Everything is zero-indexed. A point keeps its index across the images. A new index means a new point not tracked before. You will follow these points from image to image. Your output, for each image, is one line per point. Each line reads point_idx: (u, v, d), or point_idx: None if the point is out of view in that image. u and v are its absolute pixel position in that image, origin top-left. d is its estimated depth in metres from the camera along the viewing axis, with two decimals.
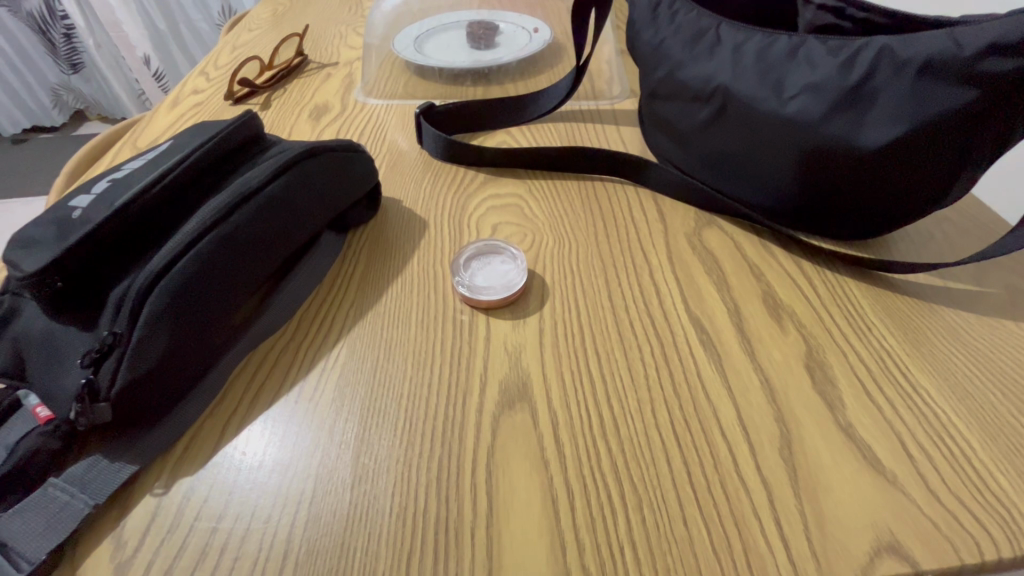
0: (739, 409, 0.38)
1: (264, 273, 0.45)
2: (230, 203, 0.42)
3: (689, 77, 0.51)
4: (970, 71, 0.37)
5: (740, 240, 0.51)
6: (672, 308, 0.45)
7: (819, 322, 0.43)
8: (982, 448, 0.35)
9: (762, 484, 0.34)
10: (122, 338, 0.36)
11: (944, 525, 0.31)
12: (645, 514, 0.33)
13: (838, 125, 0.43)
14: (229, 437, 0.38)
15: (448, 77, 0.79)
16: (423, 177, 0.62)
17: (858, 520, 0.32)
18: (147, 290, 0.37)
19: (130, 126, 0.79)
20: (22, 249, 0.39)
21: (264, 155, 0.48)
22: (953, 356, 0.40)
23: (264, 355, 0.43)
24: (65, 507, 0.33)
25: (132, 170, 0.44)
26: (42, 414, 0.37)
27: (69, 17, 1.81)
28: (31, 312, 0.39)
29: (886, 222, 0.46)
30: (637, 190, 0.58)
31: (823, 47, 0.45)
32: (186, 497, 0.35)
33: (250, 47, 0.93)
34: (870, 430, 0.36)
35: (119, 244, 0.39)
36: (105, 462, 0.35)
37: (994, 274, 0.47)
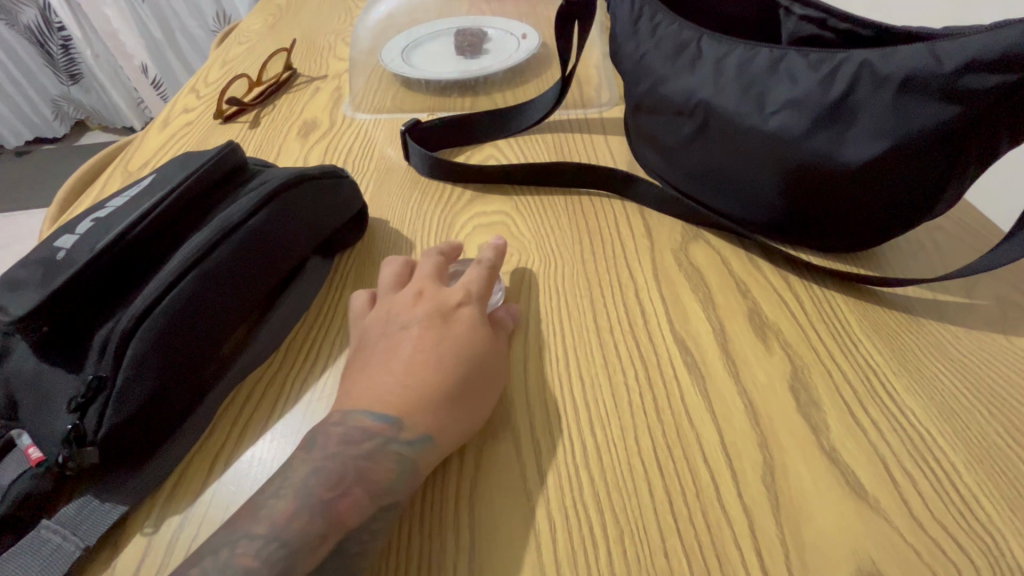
0: (722, 434, 0.38)
1: (249, 304, 0.45)
2: (213, 238, 0.42)
3: (672, 91, 0.51)
4: (951, 88, 0.37)
5: (727, 255, 0.51)
6: (657, 329, 0.45)
7: (805, 341, 0.43)
8: (966, 472, 0.35)
9: (744, 513, 0.34)
10: (108, 380, 0.36)
11: (926, 553, 0.31)
12: (626, 546, 0.33)
13: (821, 141, 0.42)
14: (218, 472, 0.39)
15: (436, 89, 0.78)
16: (411, 195, 0.61)
17: (839, 548, 0.32)
18: (131, 331, 0.37)
19: (122, 146, 0.79)
20: (8, 291, 0.39)
21: (247, 185, 0.48)
22: (940, 373, 0.40)
23: (252, 387, 0.44)
24: (56, 550, 0.34)
25: (116, 207, 0.45)
26: (35, 455, 0.37)
27: (66, 29, 1.82)
28: (23, 352, 0.40)
29: (873, 236, 0.46)
30: (624, 204, 0.58)
31: (804, 61, 0.44)
32: (175, 535, 0.36)
33: (241, 61, 0.93)
34: (853, 454, 0.36)
35: (103, 284, 0.40)
36: (95, 503, 0.36)
37: (985, 286, 0.46)
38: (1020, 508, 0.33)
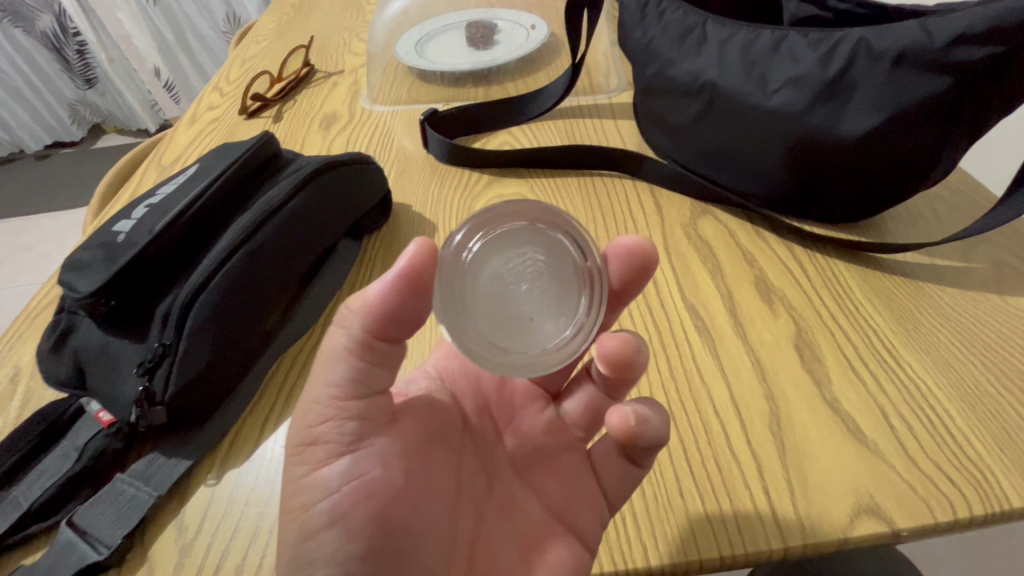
0: (731, 388, 0.41)
1: (289, 282, 0.48)
2: (257, 220, 0.46)
3: (678, 74, 0.53)
4: (941, 60, 0.39)
5: (734, 228, 0.53)
6: (669, 297, 0.48)
7: (808, 304, 0.46)
8: (959, 417, 0.37)
9: (752, 457, 0.37)
10: (170, 348, 0.41)
11: (921, 489, 0.34)
12: (644, 489, 0.37)
13: (819, 117, 0.45)
14: (269, 432, 0.43)
15: (450, 80, 0.81)
16: (431, 180, 0.65)
17: (840, 485, 0.35)
18: (189, 304, 0.41)
19: (152, 144, 0.83)
20: (74, 272, 0.43)
21: (283, 172, 0.52)
22: (937, 331, 0.43)
23: (294, 358, 0.47)
24: (133, 498, 0.38)
25: (166, 194, 0.49)
26: (105, 419, 0.41)
27: (81, 34, 1.87)
28: (87, 327, 0.43)
29: (872, 205, 0.48)
30: (635, 183, 0.60)
31: (804, 41, 0.47)
32: (235, 486, 0.39)
33: (260, 59, 0.97)
34: (854, 404, 0.39)
35: (162, 263, 0.44)
36: (162, 459, 0.40)
37: (982, 250, 0.49)
38: (1010, 449, 0.35)
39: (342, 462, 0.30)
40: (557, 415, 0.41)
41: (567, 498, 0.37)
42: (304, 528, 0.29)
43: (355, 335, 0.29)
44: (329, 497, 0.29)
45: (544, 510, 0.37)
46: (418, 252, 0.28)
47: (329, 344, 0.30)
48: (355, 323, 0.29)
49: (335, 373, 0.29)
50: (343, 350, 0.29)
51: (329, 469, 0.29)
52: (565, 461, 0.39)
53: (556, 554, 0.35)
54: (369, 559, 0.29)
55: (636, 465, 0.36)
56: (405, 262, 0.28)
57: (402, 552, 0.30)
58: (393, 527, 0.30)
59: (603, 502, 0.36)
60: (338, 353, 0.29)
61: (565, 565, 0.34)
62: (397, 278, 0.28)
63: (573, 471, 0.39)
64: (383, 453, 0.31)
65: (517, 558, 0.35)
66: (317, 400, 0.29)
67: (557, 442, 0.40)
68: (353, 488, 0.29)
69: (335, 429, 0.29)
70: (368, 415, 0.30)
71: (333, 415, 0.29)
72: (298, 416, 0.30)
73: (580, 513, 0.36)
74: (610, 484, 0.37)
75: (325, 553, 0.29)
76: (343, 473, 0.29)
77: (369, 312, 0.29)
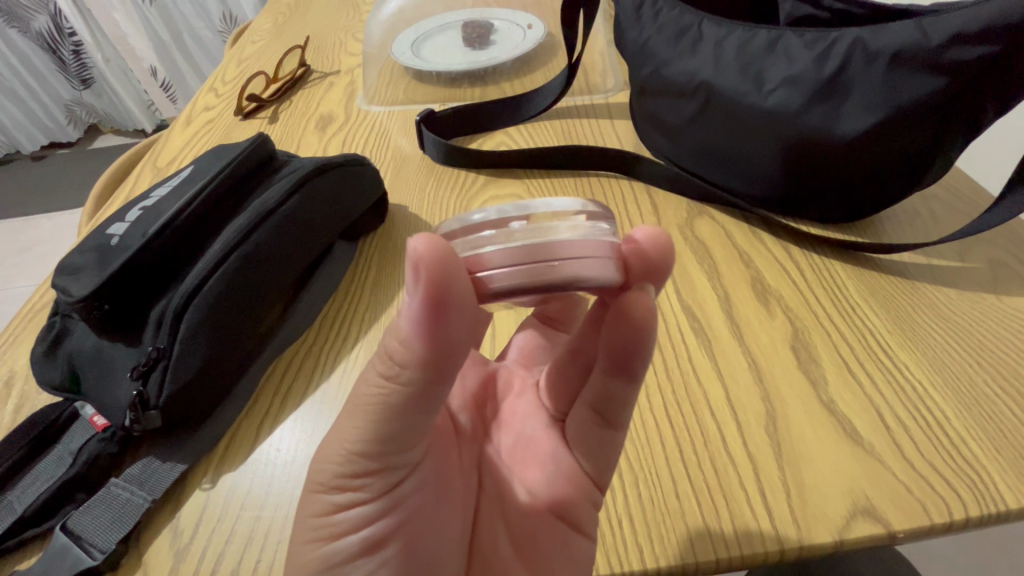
0: (728, 390, 0.41)
1: (284, 285, 0.48)
2: (251, 223, 0.46)
3: (674, 74, 0.53)
4: (937, 60, 0.39)
5: (731, 228, 0.53)
6: (665, 298, 0.48)
7: (805, 305, 0.46)
8: (955, 417, 0.37)
9: (748, 459, 0.37)
10: (165, 352, 0.40)
11: (917, 490, 0.34)
12: (641, 490, 0.37)
13: (815, 117, 0.45)
14: (265, 435, 0.42)
15: (446, 80, 0.81)
16: (427, 181, 0.64)
17: (837, 487, 0.35)
18: (183, 308, 0.41)
19: (147, 146, 0.83)
20: (67, 276, 0.43)
21: (277, 175, 0.52)
22: (933, 331, 0.43)
23: (290, 361, 0.47)
24: (128, 503, 0.37)
25: (160, 197, 0.48)
26: (100, 423, 0.41)
27: (77, 35, 1.86)
28: (81, 331, 0.43)
29: (869, 205, 0.48)
30: (631, 183, 0.60)
31: (800, 40, 0.46)
32: (231, 490, 0.39)
33: (255, 59, 0.96)
34: (851, 405, 0.39)
35: (156, 266, 0.44)
36: (157, 463, 0.40)
37: (978, 250, 0.49)
38: (1005, 449, 0.35)
39: (379, 500, 0.29)
40: (535, 399, 0.39)
41: (550, 483, 0.35)
42: (330, 559, 0.29)
43: (415, 388, 0.26)
44: (363, 530, 0.29)
45: (530, 500, 0.35)
46: (429, 256, 0.24)
47: (370, 399, 0.27)
48: (415, 377, 0.25)
49: (387, 427, 0.27)
50: (397, 405, 0.26)
51: (365, 510, 0.28)
52: (544, 445, 0.37)
53: (548, 542, 0.34)
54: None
55: (614, 428, 0.35)
56: (427, 285, 0.24)
57: (428, 567, 0.31)
58: (422, 547, 0.31)
59: (590, 482, 0.35)
60: (394, 407, 0.26)
61: (564, 555, 0.33)
62: (427, 309, 0.24)
63: (555, 454, 0.36)
64: (420, 479, 0.31)
65: (512, 551, 0.34)
66: (360, 453, 0.27)
67: (537, 426, 0.38)
68: (391, 520, 0.29)
69: (377, 475, 0.28)
70: (411, 458, 0.29)
71: (378, 465, 0.28)
72: (328, 462, 0.28)
73: (564, 497, 0.35)
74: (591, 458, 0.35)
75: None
76: (377, 509, 0.29)
77: (425, 360, 0.25)
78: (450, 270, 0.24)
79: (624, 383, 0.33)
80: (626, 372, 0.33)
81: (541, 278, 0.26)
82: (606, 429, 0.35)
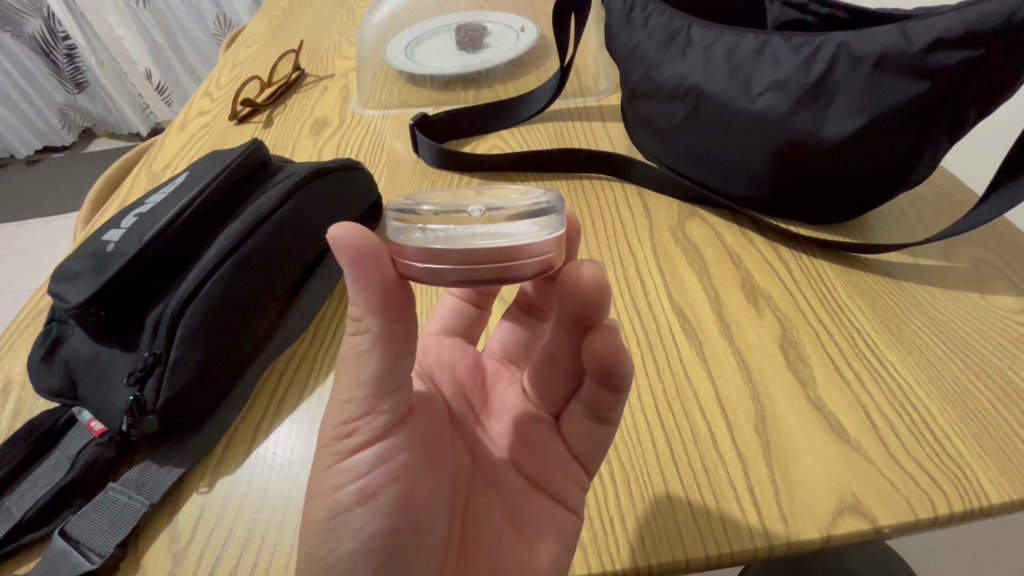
0: (718, 389, 0.41)
1: (279, 288, 0.49)
2: (246, 228, 0.46)
3: (664, 77, 0.54)
4: (920, 65, 0.40)
5: (721, 229, 0.54)
6: (657, 298, 0.48)
7: (794, 305, 0.47)
8: (939, 414, 0.38)
9: (738, 457, 0.38)
10: (161, 357, 0.41)
11: (902, 485, 0.35)
12: (632, 489, 0.37)
13: (803, 120, 0.46)
14: (262, 438, 0.43)
15: (440, 84, 0.81)
16: (421, 184, 0.65)
17: (824, 483, 0.36)
18: (179, 313, 0.41)
19: (141, 151, 0.83)
20: (63, 282, 0.43)
21: (271, 180, 0.52)
22: (919, 329, 0.43)
23: (285, 364, 0.48)
24: (125, 507, 0.38)
25: (155, 203, 0.49)
26: (98, 428, 0.42)
27: (71, 38, 1.86)
28: (77, 338, 0.44)
29: (856, 206, 0.49)
30: (624, 185, 0.61)
31: (787, 44, 0.47)
32: (228, 493, 0.40)
33: (250, 63, 0.97)
34: (838, 403, 0.40)
35: (152, 273, 0.44)
36: (154, 467, 0.40)
37: (963, 250, 0.49)
38: (989, 445, 0.36)
39: (373, 448, 0.31)
40: (523, 391, 0.41)
41: (543, 466, 0.37)
42: (335, 507, 0.31)
43: (376, 332, 0.29)
44: (361, 478, 0.31)
45: (524, 478, 0.37)
46: (348, 239, 0.28)
47: (348, 351, 0.30)
48: (373, 322, 0.29)
49: (366, 371, 0.30)
50: (368, 351, 0.30)
51: (361, 459, 0.31)
52: (535, 432, 0.38)
53: (540, 515, 0.35)
54: (397, 533, 0.32)
55: (606, 423, 0.36)
56: (342, 251, 0.28)
57: (419, 521, 0.32)
58: (413, 501, 0.32)
59: (579, 467, 0.37)
60: (365, 352, 0.30)
61: (554, 526, 0.35)
62: (358, 268, 0.29)
63: (547, 442, 0.38)
64: (411, 435, 0.33)
65: (505, 521, 0.36)
66: (349, 399, 0.30)
67: (528, 417, 0.39)
68: (383, 469, 0.31)
69: (367, 420, 0.31)
70: (398, 409, 0.32)
71: (366, 410, 0.31)
72: (329, 415, 0.31)
73: (555, 477, 0.37)
74: (583, 447, 0.37)
75: (357, 529, 0.31)
76: (371, 457, 0.31)
77: (376, 306, 0.29)
78: (369, 242, 0.29)
79: (612, 392, 0.34)
80: (614, 384, 0.34)
81: (495, 270, 0.29)
82: (599, 424, 0.36)
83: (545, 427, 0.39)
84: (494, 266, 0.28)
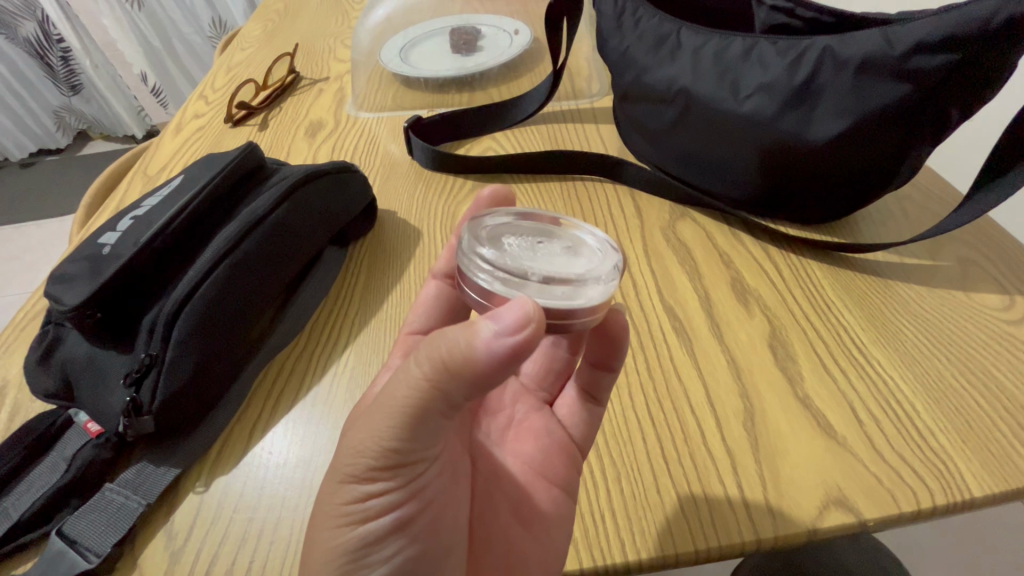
0: (706, 386, 0.42)
1: (274, 291, 0.49)
2: (241, 231, 0.47)
3: (654, 81, 0.55)
4: (902, 68, 0.41)
5: (712, 230, 0.55)
6: (648, 297, 0.49)
7: (782, 304, 0.47)
8: (924, 410, 0.39)
9: (727, 454, 0.38)
10: (157, 358, 0.41)
11: (886, 480, 0.36)
12: (623, 485, 0.38)
13: (790, 122, 0.47)
14: (257, 439, 0.43)
15: (434, 87, 0.82)
16: (416, 186, 0.65)
17: (810, 479, 0.36)
18: (174, 316, 0.42)
19: (137, 155, 0.83)
20: (59, 285, 0.44)
21: (266, 184, 0.53)
22: (905, 327, 0.44)
23: (280, 366, 0.48)
24: (122, 507, 0.38)
25: (151, 206, 0.49)
26: (94, 429, 0.42)
27: (65, 41, 1.84)
28: (74, 339, 0.44)
29: (843, 205, 0.50)
30: (616, 186, 0.62)
31: (773, 48, 0.48)
32: (224, 493, 0.40)
33: (245, 66, 0.97)
34: (826, 401, 0.40)
35: (147, 275, 0.45)
36: (151, 468, 0.40)
37: (949, 248, 0.50)
38: (970, 440, 0.37)
39: (411, 483, 0.31)
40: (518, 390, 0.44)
41: (542, 457, 0.39)
42: (365, 538, 0.30)
43: (451, 395, 0.28)
44: (394, 512, 0.30)
45: (525, 471, 0.39)
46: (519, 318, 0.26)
47: (402, 398, 0.28)
48: (455, 386, 0.28)
49: (419, 421, 0.28)
50: (429, 406, 0.28)
51: (393, 497, 0.30)
52: (535, 423, 0.42)
53: (543, 506, 0.37)
54: (425, 556, 0.32)
55: (596, 403, 0.41)
56: (520, 336, 0.26)
57: (446, 539, 0.34)
58: (440, 522, 0.33)
59: (574, 448, 0.39)
60: (427, 406, 0.28)
61: (554, 516, 0.36)
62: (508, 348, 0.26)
63: (543, 431, 0.41)
64: (438, 467, 0.33)
65: (511, 516, 0.38)
66: (394, 444, 0.29)
67: (524, 410, 0.43)
68: (415, 502, 0.31)
69: (406, 462, 0.30)
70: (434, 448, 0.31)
71: (410, 453, 0.29)
72: (358, 455, 0.29)
73: (557, 470, 0.38)
74: (576, 431, 0.40)
75: (388, 556, 0.31)
76: (405, 492, 0.31)
77: (471, 377, 0.27)
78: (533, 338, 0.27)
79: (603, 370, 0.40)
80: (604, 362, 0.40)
81: (560, 326, 0.31)
82: (590, 404, 0.40)
83: (544, 414, 0.43)
84: (564, 316, 0.30)
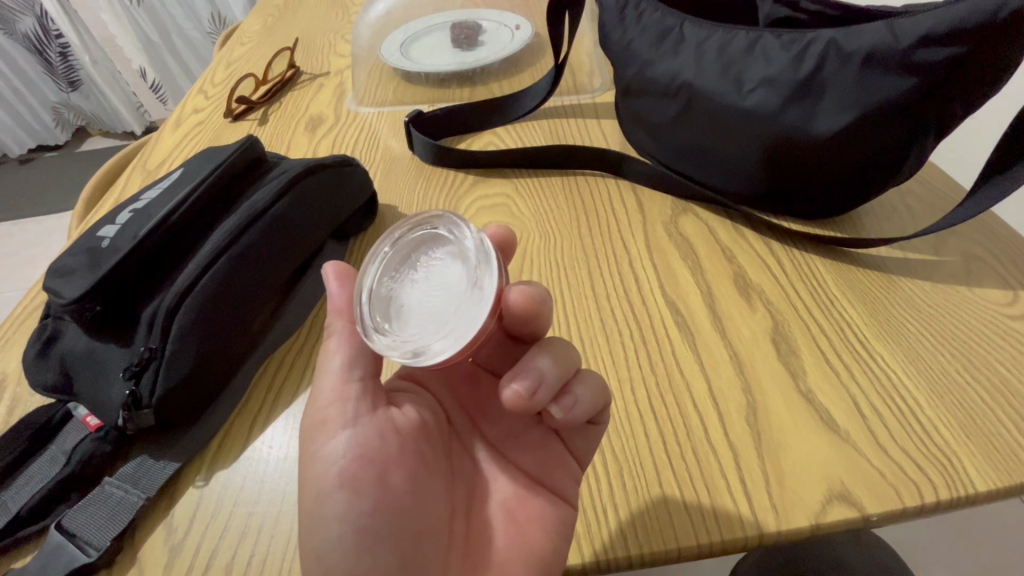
0: (709, 381, 0.42)
1: (274, 285, 0.49)
2: (241, 224, 0.46)
3: (657, 75, 0.54)
4: (907, 62, 0.41)
5: (714, 225, 0.54)
6: (650, 292, 0.49)
7: (785, 299, 0.47)
8: (927, 405, 0.39)
9: (730, 449, 0.38)
10: (156, 352, 0.41)
11: (890, 475, 0.35)
12: (625, 480, 0.38)
13: (793, 116, 0.47)
14: (256, 434, 0.43)
15: (435, 82, 0.81)
16: (416, 181, 0.65)
17: (813, 474, 0.36)
18: (173, 309, 0.42)
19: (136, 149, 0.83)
20: (58, 278, 0.43)
21: (266, 177, 0.52)
22: (908, 322, 0.44)
23: (281, 359, 0.48)
24: (122, 501, 0.38)
25: (151, 199, 0.49)
26: (93, 423, 0.42)
27: (63, 37, 1.84)
28: (72, 332, 0.44)
29: (847, 199, 0.50)
30: (617, 181, 0.61)
31: (777, 42, 0.48)
32: (224, 487, 0.40)
33: (244, 61, 0.97)
34: (830, 396, 0.40)
35: (146, 268, 0.44)
36: (151, 462, 0.40)
37: (953, 243, 0.50)
38: (974, 435, 0.37)
39: (348, 433, 0.33)
40: None
41: (541, 463, 0.38)
42: (320, 492, 0.32)
43: (339, 330, 0.35)
44: (339, 462, 0.32)
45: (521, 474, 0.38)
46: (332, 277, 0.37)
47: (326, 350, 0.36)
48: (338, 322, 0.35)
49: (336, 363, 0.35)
50: (338, 346, 0.35)
51: (336, 445, 0.32)
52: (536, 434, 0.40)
53: (536, 509, 0.36)
54: (380, 519, 0.32)
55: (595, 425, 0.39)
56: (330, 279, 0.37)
57: (403, 509, 0.33)
58: (389, 483, 0.33)
59: (574, 461, 0.38)
60: (337, 348, 0.35)
61: (550, 519, 0.35)
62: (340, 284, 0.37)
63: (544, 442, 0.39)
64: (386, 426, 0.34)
65: (502, 516, 0.37)
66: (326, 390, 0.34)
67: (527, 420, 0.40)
68: (358, 453, 0.32)
69: (338, 408, 0.33)
70: (364, 390, 0.35)
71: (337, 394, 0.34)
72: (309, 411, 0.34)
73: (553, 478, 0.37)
74: (576, 443, 0.39)
75: (340, 513, 0.31)
76: (346, 441, 0.33)
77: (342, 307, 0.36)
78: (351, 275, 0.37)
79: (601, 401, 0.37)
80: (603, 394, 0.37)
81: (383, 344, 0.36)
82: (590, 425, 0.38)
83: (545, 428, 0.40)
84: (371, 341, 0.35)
